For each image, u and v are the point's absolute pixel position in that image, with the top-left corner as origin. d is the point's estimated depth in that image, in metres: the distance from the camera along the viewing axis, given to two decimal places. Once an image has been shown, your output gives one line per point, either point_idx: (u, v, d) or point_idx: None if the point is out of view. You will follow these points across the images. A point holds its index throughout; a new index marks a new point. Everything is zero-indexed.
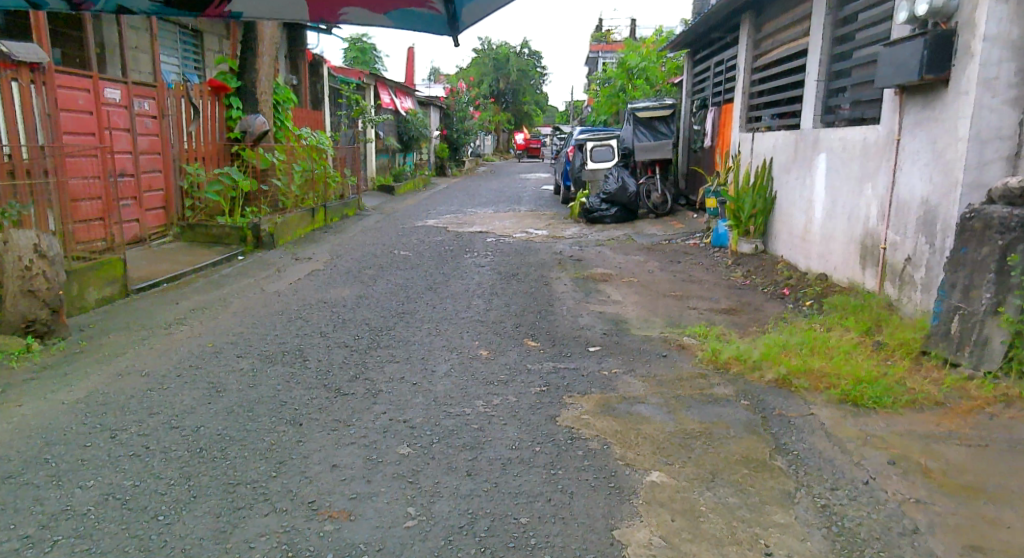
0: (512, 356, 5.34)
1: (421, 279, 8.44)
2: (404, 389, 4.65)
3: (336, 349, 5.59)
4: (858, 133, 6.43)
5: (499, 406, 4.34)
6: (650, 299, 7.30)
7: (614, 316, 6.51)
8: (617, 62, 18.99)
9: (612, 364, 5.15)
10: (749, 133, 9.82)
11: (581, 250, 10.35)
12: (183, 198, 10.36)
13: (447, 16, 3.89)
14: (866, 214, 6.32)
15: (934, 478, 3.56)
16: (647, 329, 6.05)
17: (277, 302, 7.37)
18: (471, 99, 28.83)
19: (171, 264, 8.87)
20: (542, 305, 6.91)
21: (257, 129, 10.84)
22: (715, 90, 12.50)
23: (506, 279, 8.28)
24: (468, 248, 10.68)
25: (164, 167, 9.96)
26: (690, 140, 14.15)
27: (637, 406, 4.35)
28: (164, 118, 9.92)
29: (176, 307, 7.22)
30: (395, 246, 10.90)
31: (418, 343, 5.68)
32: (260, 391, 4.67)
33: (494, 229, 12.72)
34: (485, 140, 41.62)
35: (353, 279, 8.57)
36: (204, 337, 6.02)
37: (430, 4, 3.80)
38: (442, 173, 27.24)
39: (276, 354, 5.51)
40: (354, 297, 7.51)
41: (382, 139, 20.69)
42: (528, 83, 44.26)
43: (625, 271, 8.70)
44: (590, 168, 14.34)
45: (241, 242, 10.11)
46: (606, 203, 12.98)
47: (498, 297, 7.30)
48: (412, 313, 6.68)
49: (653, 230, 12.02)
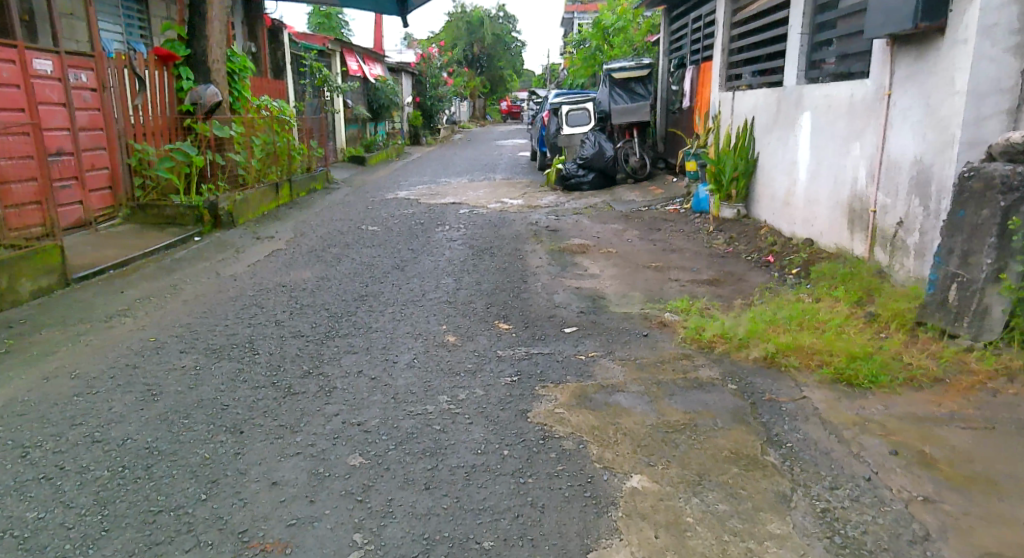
0: (482, 341, 4.94)
1: (388, 256, 8.03)
2: (361, 385, 4.24)
3: (289, 341, 5.17)
4: (844, 88, 6.03)
5: (464, 402, 3.94)
6: (629, 272, 6.96)
7: (591, 293, 6.15)
8: (592, 22, 18.42)
9: (589, 347, 4.77)
10: (729, 92, 9.44)
11: (557, 219, 9.97)
12: (132, 177, 9.90)
13: None
14: (853, 175, 5.93)
15: (940, 470, 3.20)
16: (626, 308, 5.68)
17: (232, 290, 6.96)
18: (443, 65, 28.17)
19: (117, 249, 8.50)
20: (515, 283, 6.53)
21: (209, 101, 10.36)
22: (692, 48, 12.08)
23: (477, 254, 7.90)
24: (439, 221, 10.26)
25: (109, 143, 9.49)
26: (668, 101, 13.76)
27: (616, 396, 3.97)
28: (105, 91, 9.40)
29: (121, 300, 6.85)
30: (362, 223, 10.52)
31: (379, 330, 5.28)
32: (201, 393, 4.34)
33: (467, 199, 12.29)
34: (460, 106, 40.98)
35: (315, 260, 8.17)
36: (148, 332, 5.72)
37: None
38: (417, 141, 26.63)
39: (223, 349, 5.10)
40: (315, 280, 7.11)
41: (351, 109, 20.05)
42: (503, 48, 43.42)
43: (603, 242, 8.32)
44: (564, 134, 13.64)
45: (198, 222, 9.83)
46: (583, 168, 12.59)
47: (469, 276, 6.89)
48: (376, 296, 6.27)
49: (631, 196, 11.62)
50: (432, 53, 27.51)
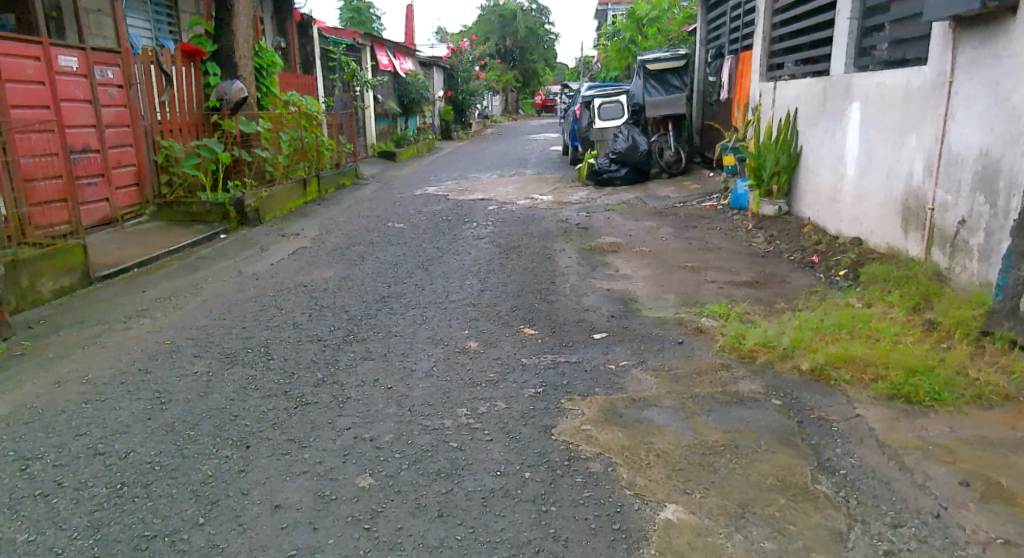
0: (505, 348, 4.66)
1: (413, 255, 7.80)
2: (376, 395, 3.99)
3: (305, 345, 4.95)
4: (898, 77, 5.63)
5: (484, 416, 3.66)
6: (662, 273, 6.66)
7: (622, 296, 5.86)
8: (626, 13, 18.05)
9: (619, 355, 4.47)
10: (770, 82, 9.10)
11: (588, 216, 9.66)
12: (159, 174, 9.80)
13: None
14: (908, 171, 5.54)
15: (1019, 506, 2.85)
16: (660, 312, 5.37)
17: (253, 289, 6.78)
18: (475, 59, 27.96)
19: (140, 247, 8.37)
20: (542, 285, 6.26)
21: (233, 96, 10.19)
22: (731, 36, 11.71)
23: (504, 253, 7.64)
24: (467, 218, 10.02)
25: (136, 139, 9.38)
26: (705, 92, 13.37)
27: (648, 411, 3.67)
28: (132, 87, 9.29)
29: (141, 299, 6.71)
30: (389, 220, 10.34)
31: (399, 334, 5.04)
32: (210, 401, 4.09)
33: (496, 196, 12.04)
34: (492, 100, 40.76)
35: (339, 259, 7.98)
36: (163, 334, 5.52)
37: None
38: (448, 136, 26.45)
39: (237, 353, 4.89)
40: (337, 280, 6.91)
41: (381, 104, 19.91)
42: (536, 41, 43.09)
43: (635, 241, 8.00)
44: (597, 127, 12.94)
45: (224, 220, 9.69)
46: (616, 163, 12.25)
47: (495, 276, 6.63)
48: (399, 297, 6.04)
49: (665, 192, 11.26)
50: (464, 46, 27.29)
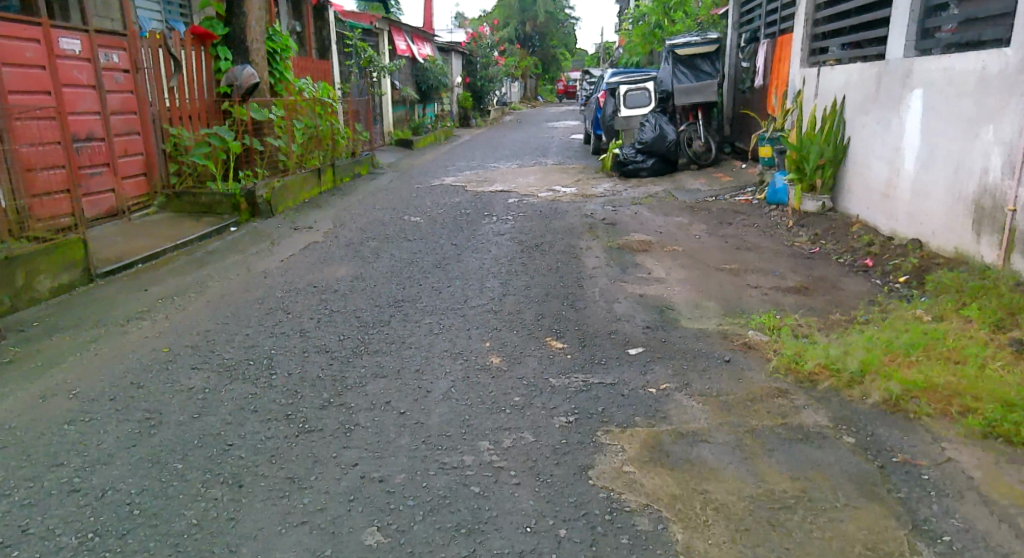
0: (532, 364, 4.21)
1: (431, 252, 7.36)
2: (387, 421, 3.52)
3: (310, 357, 4.49)
4: (973, 62, 5.33)
5: (510, 451, 3.20)
6: (700, 276, 6.19)
7: (657, 302, 5.39)
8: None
9: (660, 376, 4.00)
10: (814, 67, 8.74)
11: (614, 210, 9.16)
12: (168, 163, 9.32)
13: None
14: (982, 165, 5.20)
15: None
16: (701, 323, 4.88)
17: (259, 288, 6.34)
18: (494, 43, 27.37)
19: (148, 240, 7.88)
20: (569, 290, 5.78)
21: (244, 82, 9.77)
22: (768, 20, 11.26)
23: (527, 251, 7.17)
24: (487, 212, 9.56)
25: (144, 128, 8.90)
26: (735, 79, 12.87)
27: (698, 448, 3.20)
28: (139, 72, 8.79)
29: (143, 298, 6.11)
30: (405, 213, 9.93)
31: (414, 345, 4.58)
32: (205, 424, 3.53)
33: (517, 187, 11.56)
34: (510, 86, 40.13)
35: (352, 255, 7.55)
36: (163, 339, 4.95)
37: None
38: (465, 123, 25.93)
39: (236, 364, 4.42)
40: (349, 279, 6.47)
41: (398, 90, 19.41)
42: (555, 26, 42.35)
43: (668, 239, 7.52)
44: (622, 115, 12.55)
45: (235, 211, 9.25)
46: (642, 153, 11.72)
47: (518, 278, 6.15)
48: (415, 301, 5.58)
49: (694, 184, 10.76)
50: (482, 31, 26.72)
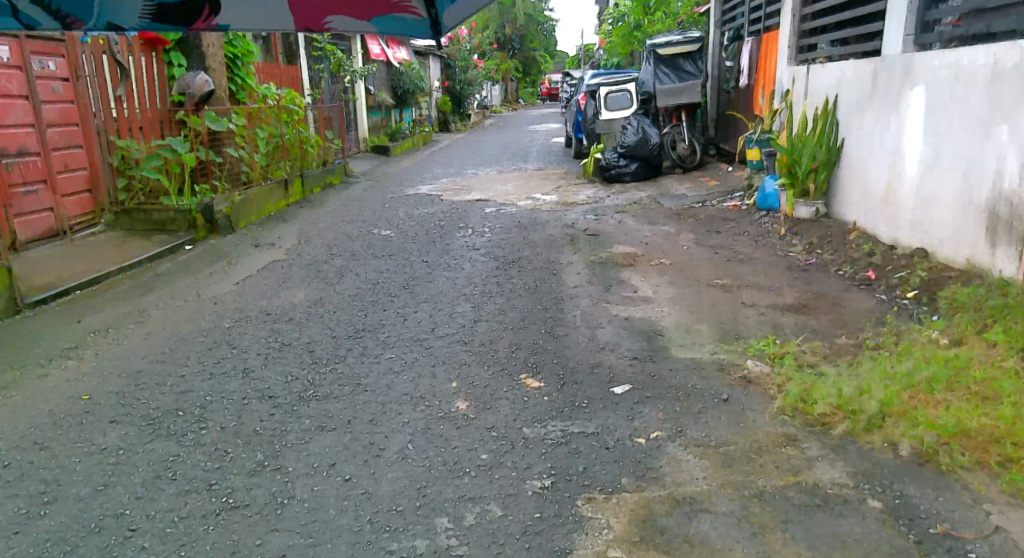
0: (504, 410, 3.68)
1: (399, 271, 6.81)
2: (331, 488, 3.02)
3: (250, 405, 3.93)
4: (984, 56, 4.85)
5: (474, 533, 2.74)
6: (690, 293, 5.68)
7: (645, 327, 4.87)
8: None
9: (651, 421, 3.47)
10: (803, 65, 8.27)
11: (597, 220, 8.65)
12: (116, 178, 8.72)
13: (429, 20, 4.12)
14: (997, 169, 4.72)
15: None
16: (693, 352, 4.35)
17: (208, 317, 5.77)
18: (473, 47, 26.84)
19: (90, 262, 7.30)
20: (548, 314, 5.25)
21: (198, 89, 9.21)
22: (752, 17, 10.80)
23: (503, 268, 6.64)
24: (462, 223, 9.03)
25: (87, 140, 8.33)
26: (720, 78, 12.40)
27: (698, 522, 2.73)
28: (79, 80, 8.20)
29: (77, 333, 5.53)
30: (375, 226, 9.35)
31: (370, 388, 4.01)
32: (112, 496, 3.04)
33: (495, 195, 11.04)
34: (492, 90, 39.64)
35: (315, 276, 6.99)
36: (86, 386, 4.41)
37: (414, 9, 4.02)
38: (446, 128, 25.38)
39: (164, 417, 3.85)
40: (308, 305, 5.92)
41: (374, 96, 18.84)
42: (536, 28, 41.89)
43: (653, 251, 7.02)
44: (603, 118, 12.00)
45: (191, 228, 8.66)
46: (624, 158, 11.23)
47: (492, 302, 5.62)
48: (376, 331, 5.03)
49: (680, 189, 10.27)
50: (461, 34, 26.20)
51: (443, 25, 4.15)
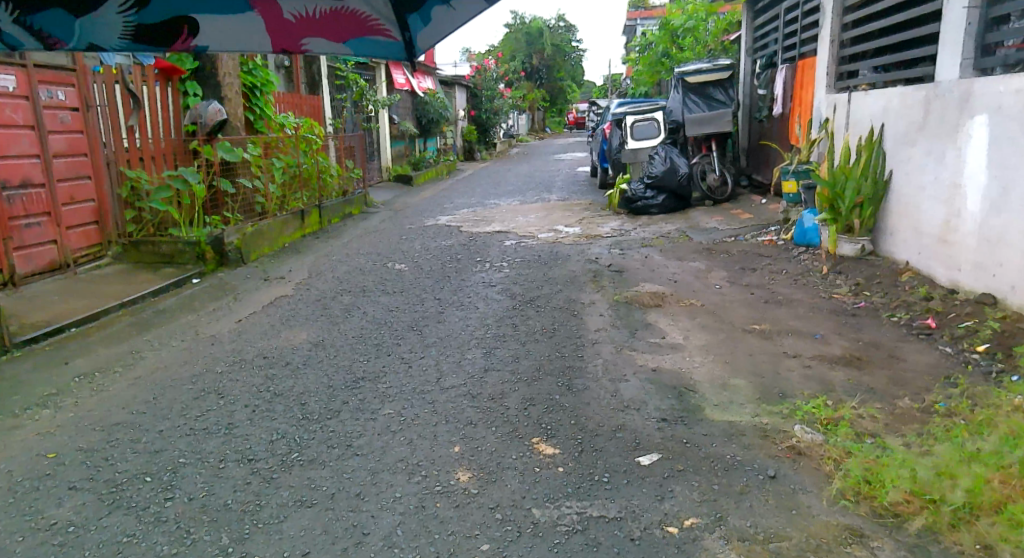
0: (513, 484, 3.19)
1: (411, 310, 6.36)
2: None
3: (226, 471, 3.46)
4: None
5: None
6: (724, 340, 5.16)
7: (675, 381, 4.37)
8: (660, 24, 16.63)
9: (684, 506, 2.98)
10: (843, 93, 7.79)
11: (622, 254, 8.17)
12: (124, 209, 8.38)
13: (404, 44, 3.79)
14: None
15: None
16: (731, 414, 3.83)
17: (201, 359, 5.33)
18: (499, 76, 26.62)
19: (89, 297, 6.95)
20: (566, 363, 4.76)
21: (210, 120, 8.82)
22: (786, 43, 10.36)
23: (520, 308, 6.16)
24: (480, 257, 8.58)
25: (95, 171, 8.01)
26: (751, 107, 11.93)
27: None
28: (89, 110, 7.89)
29: (60, 376, 5.12)
30: (390, 259, 8.93)
31: (362, 451, 3.54)
32: None
33: (517, 227, 10.60)
34: (518, 120, 39.45)
35: (321, 313, 6.56)
36: (55, 440, 3.99)
37: (388, 32, 3.73)
38: (470, 157, 25.08)
39: (128, 484, 3.40)
40: (309, 346, 5.48)
41: (397, 124, 18.59)
42: (563, 58, 41.77)
43: (683, 291, 6.51)
44: (630, 147, 11.76)
45: (200, 260, 8.30)
46: (651, 189, 10.76)
47: (507, 347, 5.14)
48: (377, 380, 4.56)
49: (711, 222, 9.76)
50: (487, 63, 25.98)
51: (418, 49, 3.78)
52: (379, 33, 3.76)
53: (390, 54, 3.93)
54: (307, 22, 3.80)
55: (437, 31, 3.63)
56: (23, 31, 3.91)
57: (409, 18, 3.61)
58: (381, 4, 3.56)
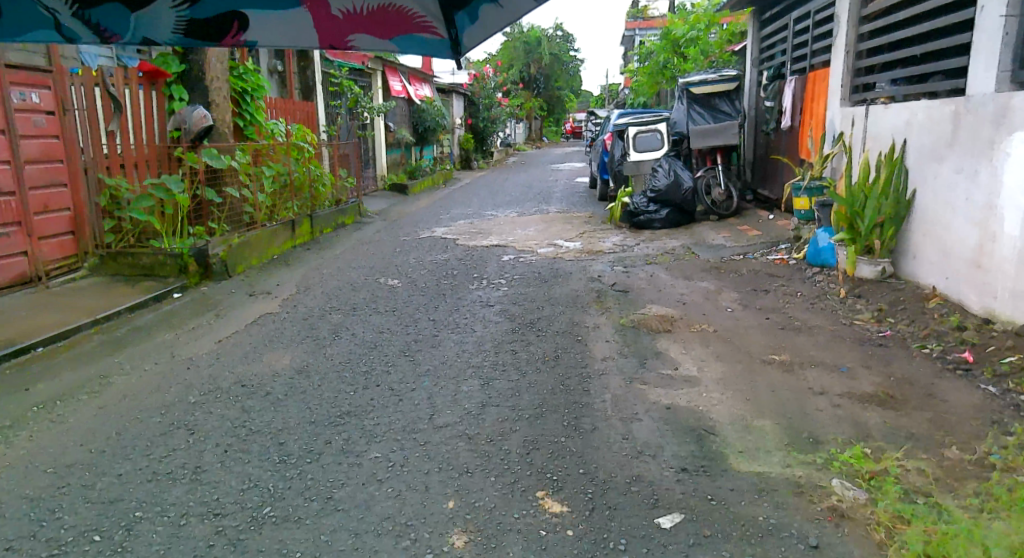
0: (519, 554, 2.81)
1: (404, 331, 5.95)
2: None
3: (187, 528, 3.05)
4: None
5: None
6: (741, 371, 4.77)
7: (693, 421, 3.98)
8: (662, 33, 16.31)
9: None
10: (859, 107, 7.42)
11: (626, 272, 7.77)
12: (102, 219, 7.93)
13: (450, 41, 4.15)
14: None
15: None
16: (758, 464, 3.44)
17: (174, 386, 4.91)
18: (497, 84, 26.28)
19: (61, 313, 6.51)
20: (571, 398, 4.35)
21: (196, 125, 8.38)
22: (796, 54, 10.00)
23: (520, 331, 5.76)
24: (477, 273, 8.17)
25: (72, 178, 7.59)
26: (758, 120, 11.58)
27: None
28: (66, 113, 7.48)
29: (19, 403, 4.69)
30: (382, 273, 8.52)
31: (345, 507, 3.14)
32: None
33: (515, 240, 10.20)
34: (515, 129, 39.11)
35: (307, 333, 6.14)
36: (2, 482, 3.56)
37: (434, 29, 4.07)
38: (467, 166, 24.69)
39: (77, 544, 2.98)
40: (292, 372, 5.06)
41: (393, 132, 18.20)
42: (561, 68, 41.52)
43: (693, 314, 6.12)
44: (632, 160, 11.21)
45: (182, 273, 7.83)
46: (654, 203, 10.37)
47: (507, 377, 4.73)
48: (364, 416, 4.15)
49: (717, 238, 9.38)
50: (485, 70, 25.60)
51: (463, 46, 4.15)
52: (425, 30, 4.11)
53: (437, 51, 4.30)
54: (356, 19, 4.16)
55: (484, 28, 3.97)
56: (81, 25, 4.23)
57: (455, 16, 3.94)
58: (431, 5, 3.88)
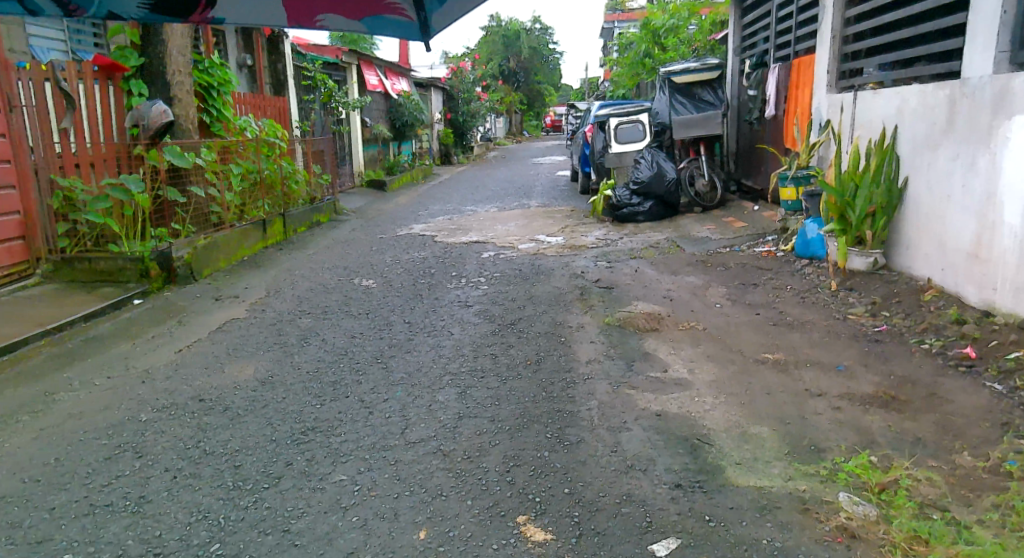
0: None
1: (377, 336, 5.65)
2: None
3: None
4: None
5: None
6: (734, 372, 4.52)
7: (686, 429, 3.72)
8: (641, 22, 16.05)
9: None
10: (847, 93, 7.19)
11: (609, 268, 7.50)
12: (56, 222, 7.56)
13: (418, 22, 4.03)
14: None
15: None
16: (758, 477, 3.19)
17: (130, 404, 4.59)
18: (476, 78, 25.93)
19: (12, 324, 6.16)
20: (555, 406, 4.07)
21: (154, 122, 7.96)
22: (779, 41, 9.76)
23: (500, 333, 5.47)
24: (455, 272, 7.87)
25: (21, 180, 7.20)
26: (741, 108, 11.34)
27: None
28: (12, 111, 7.08)
29: None
30: (357, 273, 8.21)
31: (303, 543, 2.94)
32: None
33: (495, 236, 9.91)
34: (495, 123, 38.76)
35: (275, 340, 5.82)
36: None
37: (404, 12, 3.93)
38: (447, 161, 24.33)
39: None
40: (257, 384, 4.75)
41: (370, 127, 17.84)
42: (541, 61, 41.20)
43: (680, 311, 5.86)
44: (614, 151, 10.88)
45: (143, 278, 7.51)
46: (637, 196, 10.11)
47: (486, 385, 4.44)
48: (330, 433, 3.91)
49: (703, 231, 9.14)
50: (463, 64, 25.21)
51: (432, 28, 4.04)
52: (395, 13, 3.95)
53: (404, 31, 4.18)
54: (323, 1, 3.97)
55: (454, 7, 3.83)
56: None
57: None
58: None
